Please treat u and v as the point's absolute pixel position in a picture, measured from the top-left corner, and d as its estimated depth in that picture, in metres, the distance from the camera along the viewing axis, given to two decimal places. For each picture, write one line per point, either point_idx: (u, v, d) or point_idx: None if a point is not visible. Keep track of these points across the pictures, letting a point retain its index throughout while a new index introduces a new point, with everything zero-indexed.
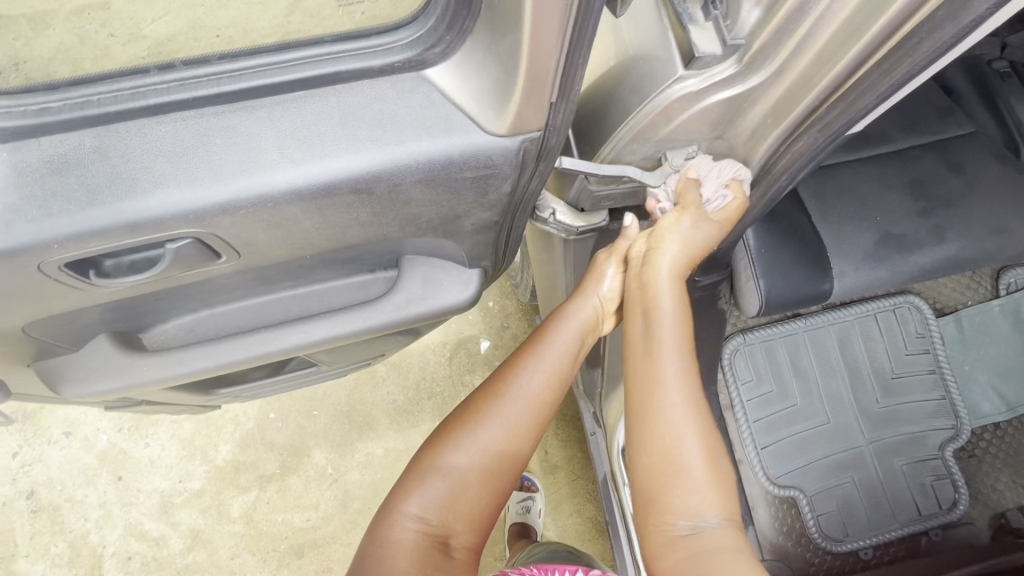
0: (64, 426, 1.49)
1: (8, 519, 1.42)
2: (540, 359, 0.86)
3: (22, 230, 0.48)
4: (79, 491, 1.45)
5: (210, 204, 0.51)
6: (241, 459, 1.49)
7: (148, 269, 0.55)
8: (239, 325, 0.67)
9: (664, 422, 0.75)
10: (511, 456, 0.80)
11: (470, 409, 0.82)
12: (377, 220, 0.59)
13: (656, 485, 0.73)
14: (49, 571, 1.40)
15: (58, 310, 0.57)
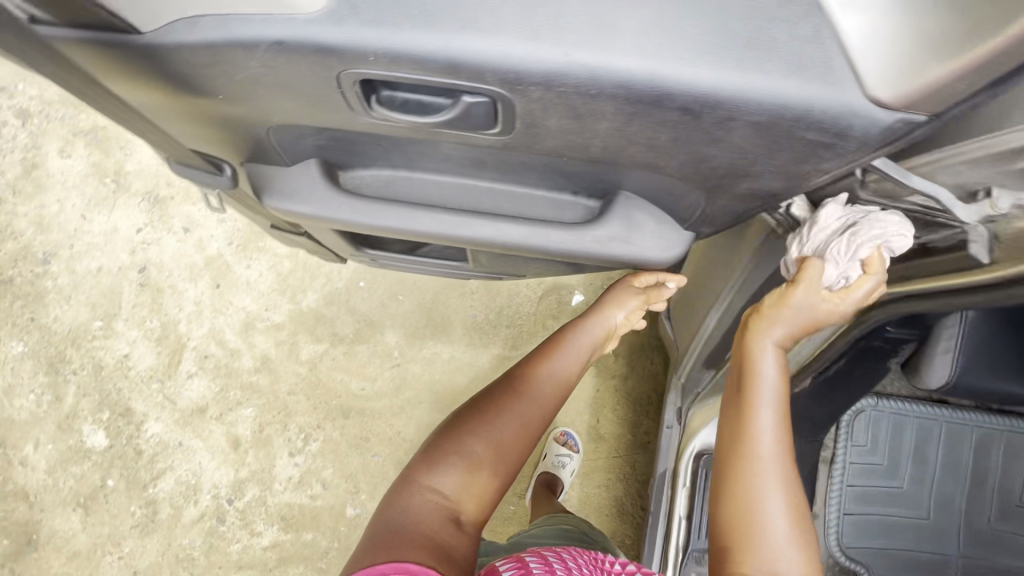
0: (184, 221, 1.59)
1: (120, 282, 1.56)
2: (556, 365, 0.89)
3: (347, 28, 0.43)
4: (181, 282, 1.56)
5: (535, 73, 0.44)
6: (323, 312, 1.56)
7: (420, 115, 0.51)
8: (433, 198, 0.64)
9: (748, 475, 0.68)
10: (523, 445, 0.83)
11: (492, 396, 0.85)
12: (666, 149, 0.51)
13: (733, 544, 0.68)
14: (140, 340, 1.54)
15: (323, 122, 0.54)
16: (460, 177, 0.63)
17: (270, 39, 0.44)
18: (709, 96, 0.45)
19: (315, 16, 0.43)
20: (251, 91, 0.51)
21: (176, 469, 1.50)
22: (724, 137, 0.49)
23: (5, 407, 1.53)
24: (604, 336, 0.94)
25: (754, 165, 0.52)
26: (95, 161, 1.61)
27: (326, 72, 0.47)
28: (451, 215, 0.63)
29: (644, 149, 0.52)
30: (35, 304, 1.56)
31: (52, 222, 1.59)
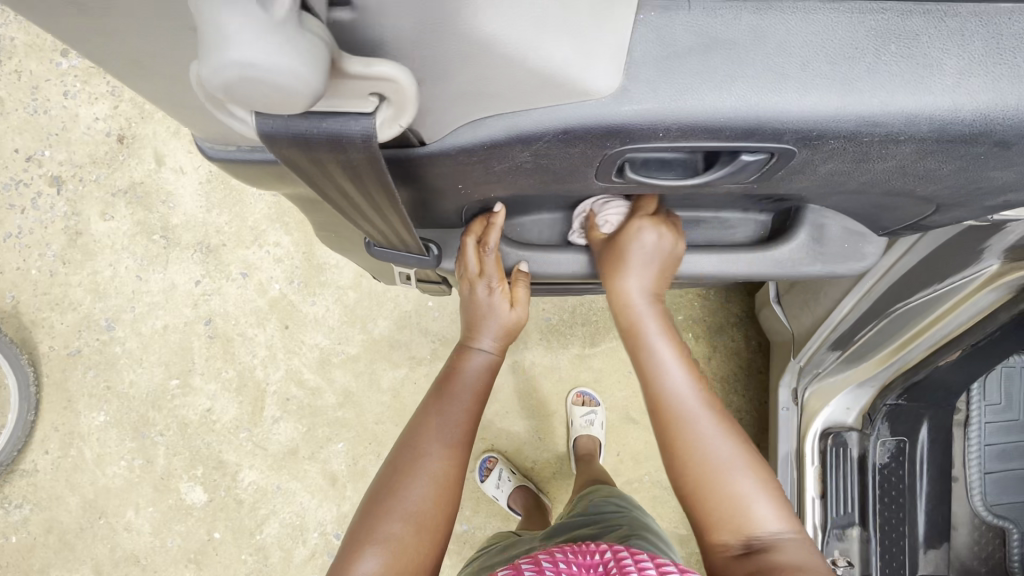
0: (242, 266, 1.57)
1: (189, 338, 1.55)
2: (446, 411, 0.79)
3: (636, 109, 0.43)
4: (250, 328, 1.55)
5: (841, 127, 0.44)
6: (396, 337, 1.55)
7: (665, 172, 0.52)
8: (597, 238, 0.73)
9: (684, 454, 0.69)
10: (451, 500, 0.75)
11: (389, 474, 0.75)
12: (918, 173, 0.50)
13: (699, 499, 0.68)
14: (220, 392, 1.54)
15: (560, 186, 0.55)
16: None
17: (558, 128, 0.45)
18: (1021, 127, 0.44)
19: (611, 100, 0.43)
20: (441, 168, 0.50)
21: (280, 513, 1.51)
22: (1015, 159, 0.47)
23: (99, 477, 1.53)
24: (488, 372, 0.85)
25: (943, 182, 0.51)
26: (140, 218, 1.58)
27: (599, 151, 0.47)
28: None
29: (832, 173, 0.50)
30: (108, 371, 1.55)
31: (109, 286, 1.57)
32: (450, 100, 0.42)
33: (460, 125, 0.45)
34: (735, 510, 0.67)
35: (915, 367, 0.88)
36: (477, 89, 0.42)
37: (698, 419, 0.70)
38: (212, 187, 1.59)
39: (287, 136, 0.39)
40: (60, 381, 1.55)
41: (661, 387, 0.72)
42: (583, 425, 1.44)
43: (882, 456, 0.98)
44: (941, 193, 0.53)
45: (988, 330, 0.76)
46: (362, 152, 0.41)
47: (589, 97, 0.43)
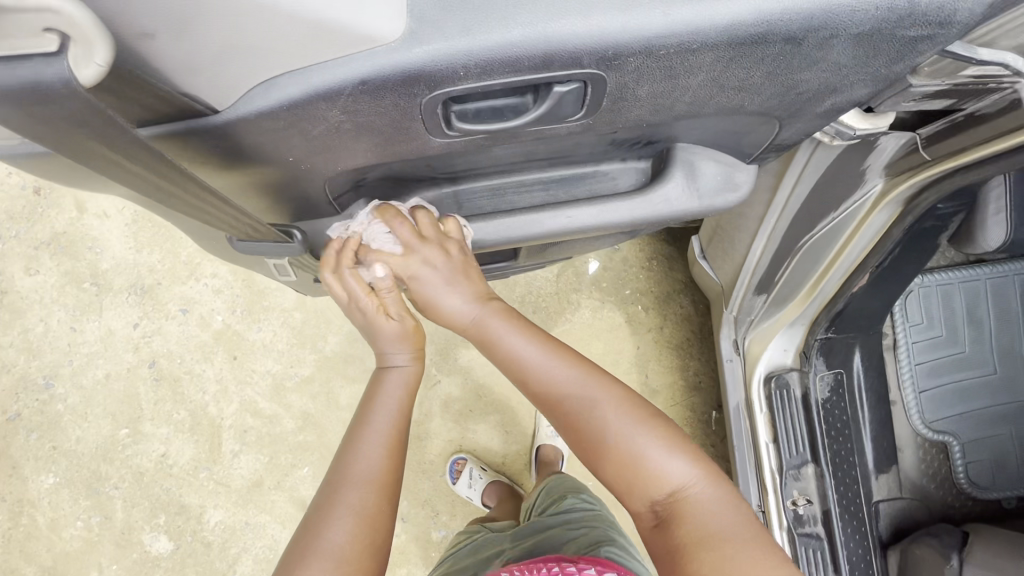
0: (180, 303, 1.53)
1: (134, 384, 1.50)
2: (363, 441, 0.71)
3: (420, 50, 0.43)
4: (197, 365, 1.51)
5: (633, 42, 0.44)
6: (349, 352, 1.53)
7: (499, 120, 0.51)
8: (487, 209, 0.67)
9: (602, 448, 0.66)
10: (379, 530, 0.67)
11: (308, 517, 0.67)
12: (749, 85, 0.51)
13: (623, 483, 0.67)
14: (173, 435, 1.49)
15: (418, 154, 0.55)
16: (496, 177, 0.65)
17: (357, 79, 0.45)
18: (802, 20, 0.45)
19: (400, 45, 0.43)
20: (287, 145, 0.51)
21: (252, 549, 1.47)
22: (814, 57, 0.48)
23: (56, 542, 1.46)
24: (409, 389, 0.75)
25: (763, 93, 0.52)
26: (67, 269, 1.53)
27: (411, 101, 0.47)
28: (517, 219, 0.65)
29: (654, 96, 0.51)
30: (52, 430, 1.49)
31: (42, 343, 1.51)
32: (218, 53, 0.42)
33: (252, 83, 0.45)
34: (644, 486, 0.65)
35: (834, 297, 0.90)
36: (239, 41, 0.41)
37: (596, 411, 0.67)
38: (139, 227, 1.55)
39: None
40: (2, 449, 1.48)
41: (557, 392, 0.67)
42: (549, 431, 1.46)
43: (823, 391, 1.00)
44: (777, 108, 0.55)
45: (888, 249, 0.78)
46: (80, 103, 0.38)
47: (378, 43, 0.43)
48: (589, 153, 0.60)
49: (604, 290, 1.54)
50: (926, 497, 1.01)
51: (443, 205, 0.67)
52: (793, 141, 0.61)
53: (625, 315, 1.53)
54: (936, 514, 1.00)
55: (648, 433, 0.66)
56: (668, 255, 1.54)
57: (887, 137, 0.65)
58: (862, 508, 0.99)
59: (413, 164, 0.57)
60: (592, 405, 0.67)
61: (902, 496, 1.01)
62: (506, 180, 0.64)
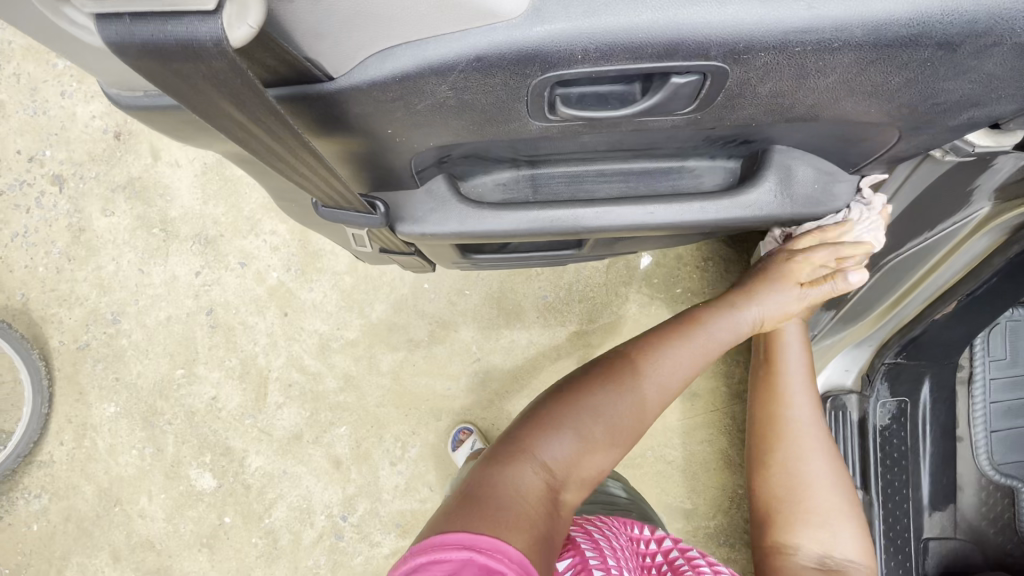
0: (240, 256, 1.58)
1: (192, 328, 1.58)
2: (678, 351, 0.79)
3: (542, 30, 0.42)
4: (250, 317, 1.57)
5: (767, 36, 0.43)
6: (394, 321, 1.55)
7: (600, 107, 0.50)
8: (563, 195, 0.63)
9: (795, 470, 0.85)
10: (630, 435, 0.74)
11: (594, 377, 0.75)
12: (879, 90, 0.48)
13: (789, 508, 0.84)
14: (224, 380, 1.57)
15: (498, 135, 0.53)
16: (576, 163, 0.62)
17: (472, 55, 0.44)
18: (966, 25, 0.42)
19: (522, 22, 0.42)
20: (381, 122, 0.51)
21: (287, 496, 1.54)
22: (965, 65, 0.45)
23: (112, 466, 1.57)
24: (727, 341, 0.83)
25: (893, 100, 0.49)
26: (139, 213, 1.61)
27: (520, 80, 0.46)
28: (593, 209, 0.60)
29: (775, 95, 0.48)
30: (116, 363, 1.59)
31: (113, 281, 1.60)
32: (344, 21, 0.41)
33: (370, 52, 0.44)
34: (811, 526, 0.82)
35: (915, 320, 0.85)
36: (367, 8, 0.40)
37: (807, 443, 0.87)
38: (207, 180, 1.60)
39: (136, 44, 0.37)
40: (71, 375, 1.59)
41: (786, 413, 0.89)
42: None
43: (883, 417, 0.95)
44: (901, 115, 0.51)
45: (983, 279, 0.73)
46: (221, 60, 0.38)
47: (498, 21, 0.42)
48: (679, 147, 0.57)
49: (655, 286, 1.50)
50: (983, 542, 0.95)
51: (517, 187, 0.64)
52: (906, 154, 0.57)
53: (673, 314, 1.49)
54: (990, 561, 0.95)
55: (834, 484, 0.84)
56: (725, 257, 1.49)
57: (1004, 159, 0.60)
58: (909, 543, 0.94)
59: (495, 146, 0.56)
60: (816, 447, 0.87)
61: (958, 539, 0.95)
62: (584, 168, 0.62)
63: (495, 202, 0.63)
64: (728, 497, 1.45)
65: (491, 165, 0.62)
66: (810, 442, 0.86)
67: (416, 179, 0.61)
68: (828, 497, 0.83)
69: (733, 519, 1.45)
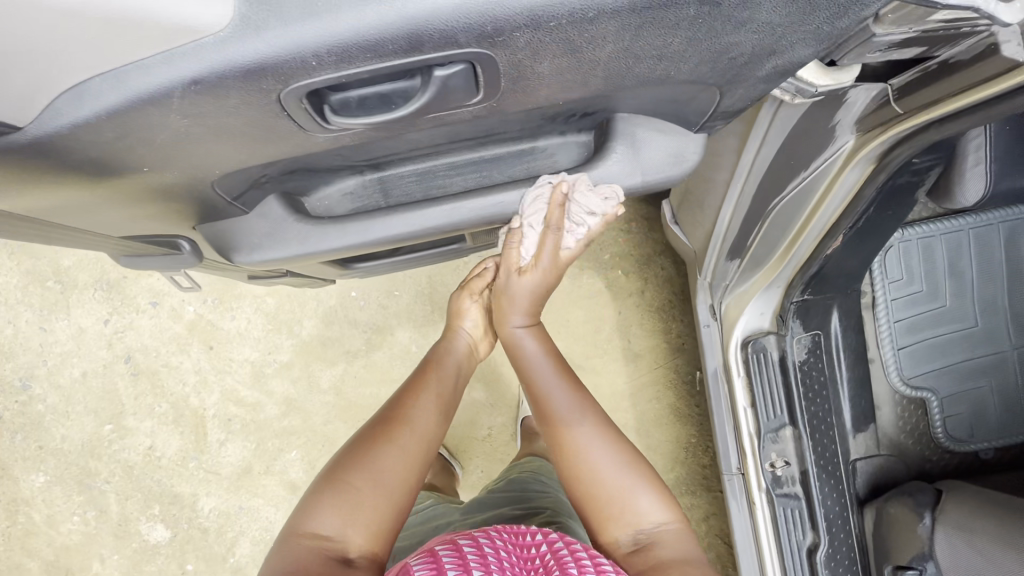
0: (149, 295, 1.49)
1: (112, 379, 1.49)
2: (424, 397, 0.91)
3: (254, 46, 0.40)
4: (173, 357, 1.49)
5: (510, 16, 0.40)
6: (327, 335, 1.50)
7: (384, 109, 0.48)
8: (416, 195, 0.61)
9: (580, 459, 0.83)
10: (415, 476, 0.82)
11: (361, 438, 0.83)
12: (676, 52, 0.46)
13: (595, 504, 0.82)
14: (158, 427, 1.49)
15: (289, 150, 0.52)
16: (426, 162, 0.60)
17: (191, 78, 0.42)
18: None
19: (232, 35, 0.40)
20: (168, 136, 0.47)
21: (248, 532, 1.50)
22: (742, 17, 0.43)
23: (55, 537, 1.49)
24: (456, 373, 1.01)
25: (687, 60, 0.47)
26: (29, 268, 1.48)
27: (265, 95, 0.44)
28: (445, 206, 0.59)
29: (560, 73, 0.46)
30: (36, 431, 1.48)
31: (14, 345, 1.48)
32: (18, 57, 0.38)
33: (57, 90, 0.42)
34: (621, 514, 0.81)
35: (809, 260, 0.86)
36: (36, 44, 0.38)
37: (580, 424, 0.85)
38: None
39: None
40: None
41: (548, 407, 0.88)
42: None
43: (800, 353, 0.98)
44: (709, 74, 0.49)
45: (860, 211, 0.74)
46: None
47: (201, 38, 0.40)
48: (521, 128, 0.55)
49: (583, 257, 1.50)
50: (903, 454, 1.00)
51: (367, 192, 0.63)
52: (742, 106, 0.55)
53: (605, 281, 1.50)
54: (912, 471, 1.00)
55: (609, 462, 0.82)
56: (646, 216, 1.49)
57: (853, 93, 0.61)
58: (840, 467, 0.99)
59: (320, 155, 0.54)
60: (591, 435, 0.84)
61: (880, 454, 1.00)
62: (433, 163, 0.59)
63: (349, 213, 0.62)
64: (682, 448, 1.49)
65: (328, 177, 0.59)
66: (584, 437, 0.84)
67: (240, 207, 0.58)
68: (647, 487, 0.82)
69: (689, 469, 1.49)
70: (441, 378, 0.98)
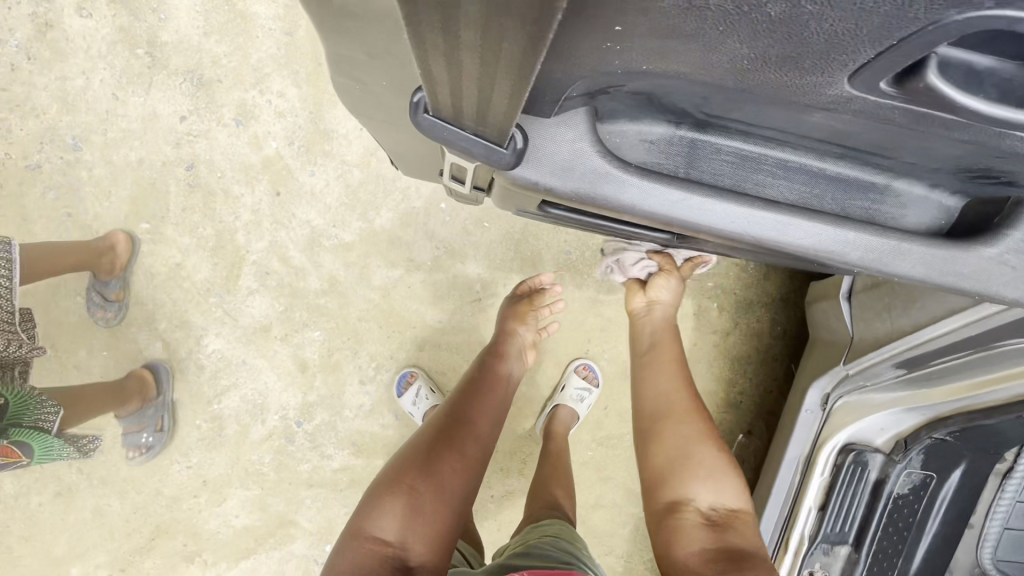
0: (236, 111, 1.35)
1: (166, 181, 1.37)
2: (472, 388, 1.09)
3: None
4: (236, 186, 1.37)
5: None
6: (398, 234, 1.38)
7: (969, 88, 0.39)
8: (723, 178, 0.55)
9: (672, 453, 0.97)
10: (468, 472, 0.95)
11: (417, 444, 0.97)
12: None
13: (670, 482, 0.94)
14: (194, 248, 1.38)
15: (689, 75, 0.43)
16: (754, 146, 0.54)
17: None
18: None
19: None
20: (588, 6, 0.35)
21: (241, 387, 1.43)
22: None
23: (52, 308, 1.41)
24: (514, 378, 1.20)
25: None
26: (122, 24, 1.33)
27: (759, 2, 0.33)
28: (763, 212, 0.53)
29: None
30: (70, 196, 1.37)
31: (79, 99, 1.34)
32: None
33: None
34: (680, 490, 0.93)
35: (988, 410, 0.77)
36: None
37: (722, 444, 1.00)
38: (213, 7, 1.32)
39: None
40: (15, 195, 1.38)
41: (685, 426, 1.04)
42: (572, 399, 1.37)
43: (902, 486, 0.90)
44: None
45: None
46: None
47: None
48: (908, 161, 0.51)
49: (687, 273, 1.38)
50: None
51: (666, 151, 0.54)
52: None
53: (696, 308, 1.39)
54: None
55: (722, 464, 0.95)
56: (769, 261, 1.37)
57: None
58: None
59: (690, 88, 0.45)
60: (720, 447, 0.97)
61: None
62: (763, 152, 0.54)
63: (639, 163, 0.54)
64: None
65: (646, 115, 0.52)
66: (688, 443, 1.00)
67: (558, 108, 0.48)
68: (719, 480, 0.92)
69: None
70: (500, 387, 1.13)
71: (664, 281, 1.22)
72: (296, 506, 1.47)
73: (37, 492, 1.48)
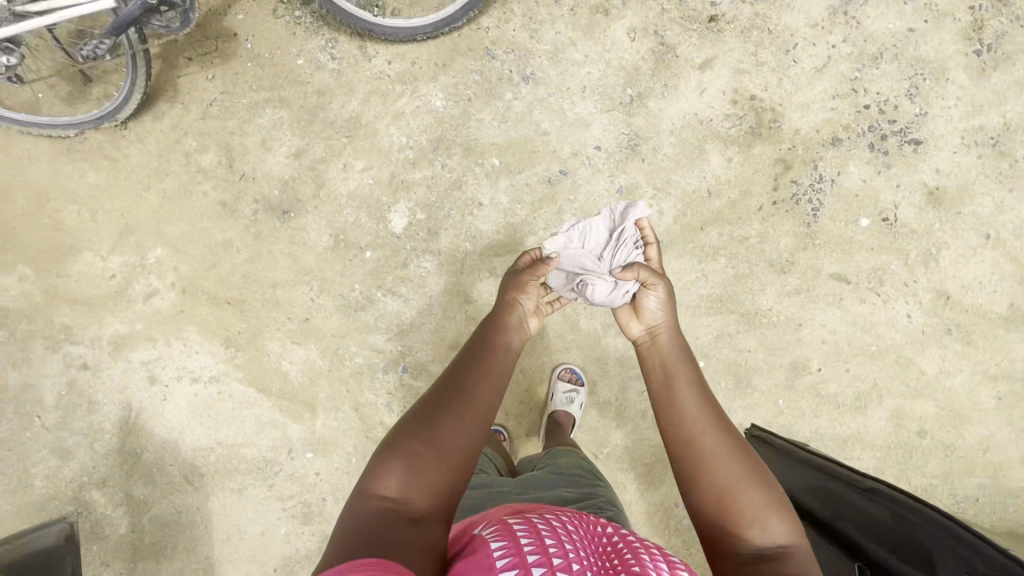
0: (627, 185, 1.53)
1: (540, 161, 1.53)
2: (487, 361, 1.04)
3: None
4: (569, 216, 1.53)
5: None
6: (608, 361, 1.52)
7: None
8: None
9: (703, 475, 0.87)
10: (471, 439, 0.90)
11: (425, 412, 0.92)
12: None
13: (704, 505, 0.85)
14: (500, 209, 1.53)
15: None
16: None
17: None
18: None
19: None
20: None
21: (408, 305, 1.54)
22: None
23: (382, 121, 1.55)
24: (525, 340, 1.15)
25: None
26: (640, 66, 1.54)
27: None
28: None
29: None
30: (483, 92, 1.54)
31: (564, 62, 1.54)
32: None
33: None
34: (728, 514, 0.83)
35: None
36: None
37: (704, 435, 0.92)
38: (693, 127, 1.53)
39: None
40: (458, 49, 1.55)
41: (681, 418, 0.95)
42: None
43: None
44: None
45: None
46: None
47: None
48: None
49: None
50: None
51: None
52: None
53: None
54: None
55: (728, 469, 0.87)
56: None
57: None
58: None
59: None
60: (720, 448, 0.89)
61: None
62: None
63: None
64: None
65: None
66: (690, 451, 0.90)
67: None
68: (744, 492, 0.84)
69: None
70: (500, 359, 1.06)
71: (647, 294, 1.12)
72: (330, 406, 1.54)
73: (213, 186, 1.56)
